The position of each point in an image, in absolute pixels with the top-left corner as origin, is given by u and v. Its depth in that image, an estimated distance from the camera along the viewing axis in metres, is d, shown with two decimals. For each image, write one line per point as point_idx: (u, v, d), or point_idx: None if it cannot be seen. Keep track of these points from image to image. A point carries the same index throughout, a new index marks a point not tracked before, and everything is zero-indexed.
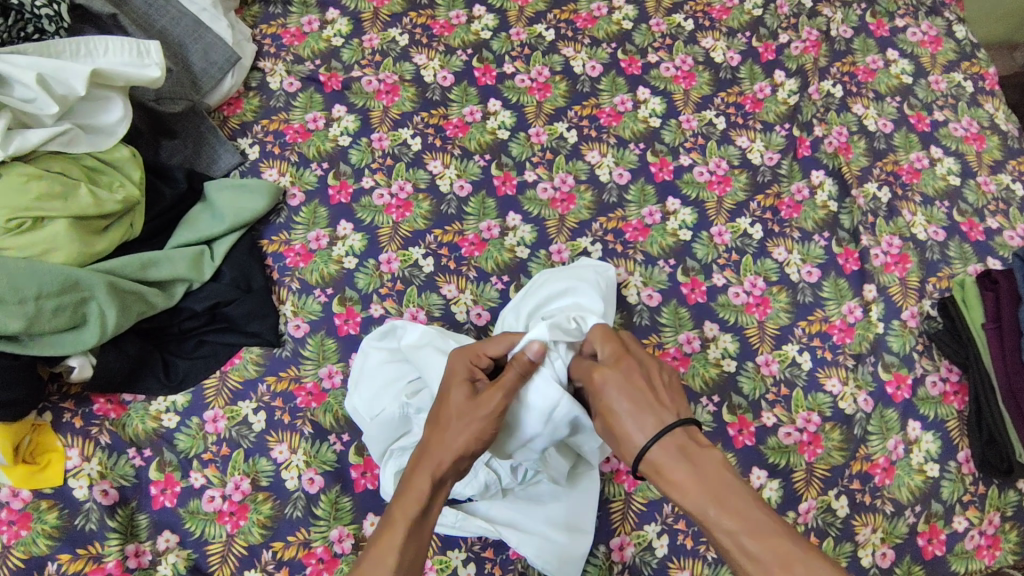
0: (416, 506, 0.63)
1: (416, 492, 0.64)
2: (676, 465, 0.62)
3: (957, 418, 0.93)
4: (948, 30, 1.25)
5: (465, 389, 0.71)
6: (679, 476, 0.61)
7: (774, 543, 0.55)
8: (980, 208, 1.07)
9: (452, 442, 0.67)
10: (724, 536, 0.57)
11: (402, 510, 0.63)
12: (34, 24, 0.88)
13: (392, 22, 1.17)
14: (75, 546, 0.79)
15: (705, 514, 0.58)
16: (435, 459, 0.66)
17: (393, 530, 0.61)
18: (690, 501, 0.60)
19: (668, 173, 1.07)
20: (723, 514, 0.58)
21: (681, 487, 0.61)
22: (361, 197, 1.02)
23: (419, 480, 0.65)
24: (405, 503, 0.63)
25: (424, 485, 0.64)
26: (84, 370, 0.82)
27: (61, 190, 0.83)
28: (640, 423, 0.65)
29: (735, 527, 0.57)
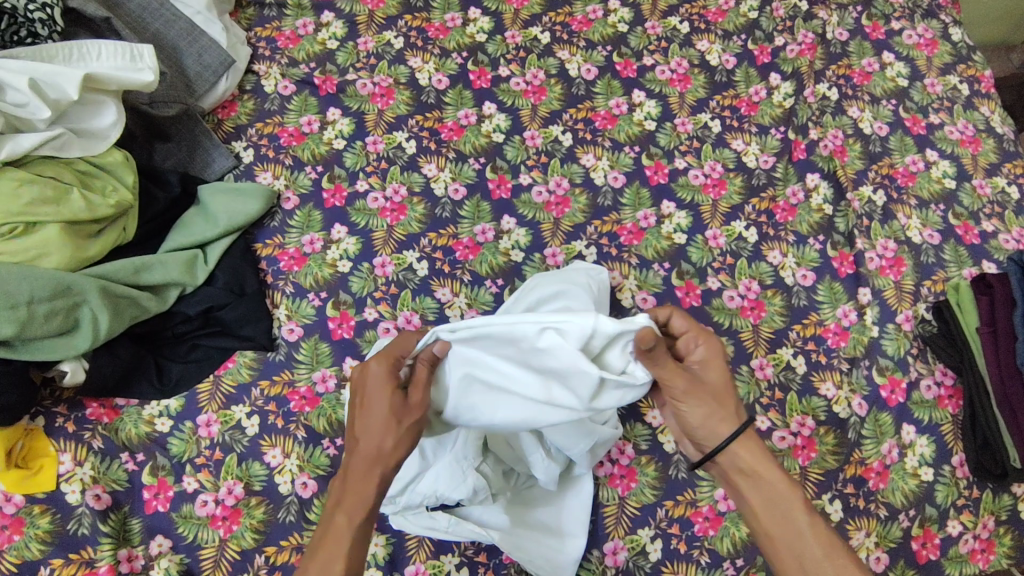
0: (359, 511, 0.64)
1: (360, 494, 0.65)
2: (762, 454, 0.69)
3: (951, 423, 0.93)
4: (944, 32, 1.25)
5: (388, 394, 0.66)
6: (769, 465, 0.69)
7: (838, 543, 0.65)
8: (975, 211, 1.07)
9: (387, 444, 0.65)
10: (802, 521, 0.66)
11: (345, 513, 0.64)
12: (27, 28, 0.88)
13: (387, 25, 1.17)
14: (67, 550, 0.79)
15: (792, 501, 0.67)
16: (374, 466, 0.65)
17: (336, 538, 0.63)
18: (777, 485, 0.68)
19: (663, 176, 1.07)
20: (806, 509, 0.67)
21: (768, 473, 0.68)
22: (356, 200, 1.02)
23: (364, 485, 0.65)
24: (348, 511, 0.64)
25: (370, 491, 0.65)
26: (77, 375, 0.82)
27: (53, 195, 0.82)
28: (734, 403, 0.71)
29: (815, 521, 0.66)
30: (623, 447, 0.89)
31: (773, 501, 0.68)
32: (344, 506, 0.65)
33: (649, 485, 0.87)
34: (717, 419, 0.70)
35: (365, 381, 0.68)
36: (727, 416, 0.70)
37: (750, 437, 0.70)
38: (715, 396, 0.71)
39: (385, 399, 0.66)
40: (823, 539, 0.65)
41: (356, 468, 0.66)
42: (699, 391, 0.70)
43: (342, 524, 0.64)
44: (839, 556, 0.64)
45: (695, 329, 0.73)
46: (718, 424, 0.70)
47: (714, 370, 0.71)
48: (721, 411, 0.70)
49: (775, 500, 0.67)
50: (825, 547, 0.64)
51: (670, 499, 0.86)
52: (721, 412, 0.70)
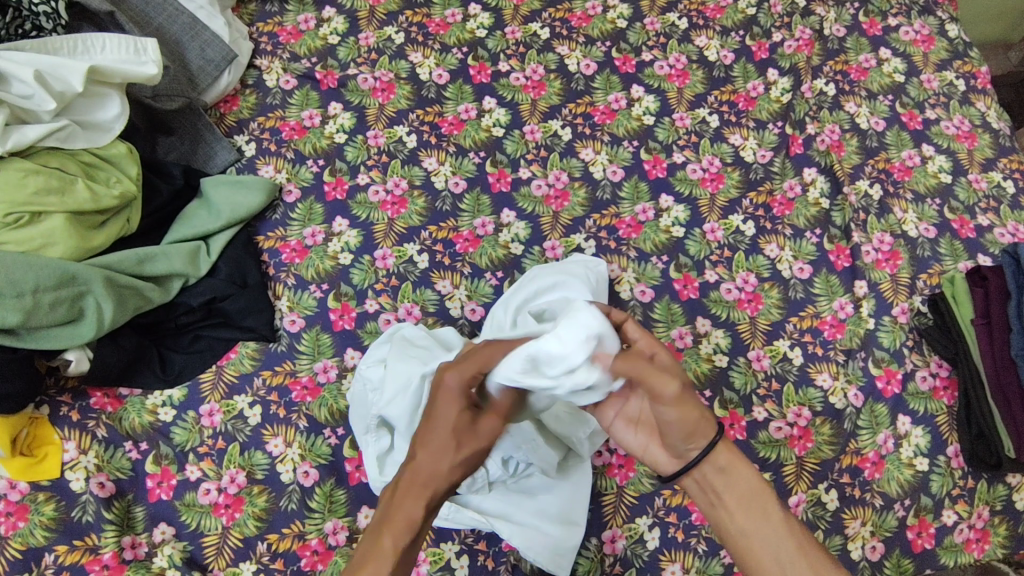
0: (406, 531, 0.54)
1: (406, 517, 0.55)
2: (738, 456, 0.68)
3: (947, 414, 0.94)
4: (940, 29, 1.26)
5: (459, 406, 0.59)
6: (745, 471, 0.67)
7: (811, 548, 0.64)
8: (971, 205, 1.08)
9: (443, 466, 0.56)
10: (777, 518, 0.65)
11: (391, 533, 0.54)
12: (32, 21, 0.89)
13: (388, 21, 1.18)
14: (72, 537, 0.79)
15: (770, 500, 0.66)
16: (429, 482, 0.56)
17: (377, 560, 0.53)
18: (756, 486, 0.67)
19: (661, 170, 1.08)
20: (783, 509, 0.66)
21: (746, 473, 0.67)
22: (357, 193, 1.03)
23: (413, 503, 0.55)
24: (395, 531, 0.54)
25: (415, 510, 0.55)
26: (81, 364, 0.83)
27: (58, 185, 0.83)
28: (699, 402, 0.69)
29: (789, 519, 0.66)
30: None
31: (750, 500, 0.66)
32: (391, 524, 0.55)
33: (646, 474, 0.88)
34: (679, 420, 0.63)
35: (436, 388, 0.61)
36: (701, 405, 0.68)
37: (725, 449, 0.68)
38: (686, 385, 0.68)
39: (453, 410, 0.58)
40: (798, 538, 0.64)
41: (405, 483, 0.56)
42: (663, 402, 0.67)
43: (386, 551, 0.54)
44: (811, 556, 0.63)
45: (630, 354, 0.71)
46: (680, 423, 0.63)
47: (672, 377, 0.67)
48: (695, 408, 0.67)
49: (752, 496, 0.66)
50: (799, 545, 0.64)
51: (668, 488, 0.87)
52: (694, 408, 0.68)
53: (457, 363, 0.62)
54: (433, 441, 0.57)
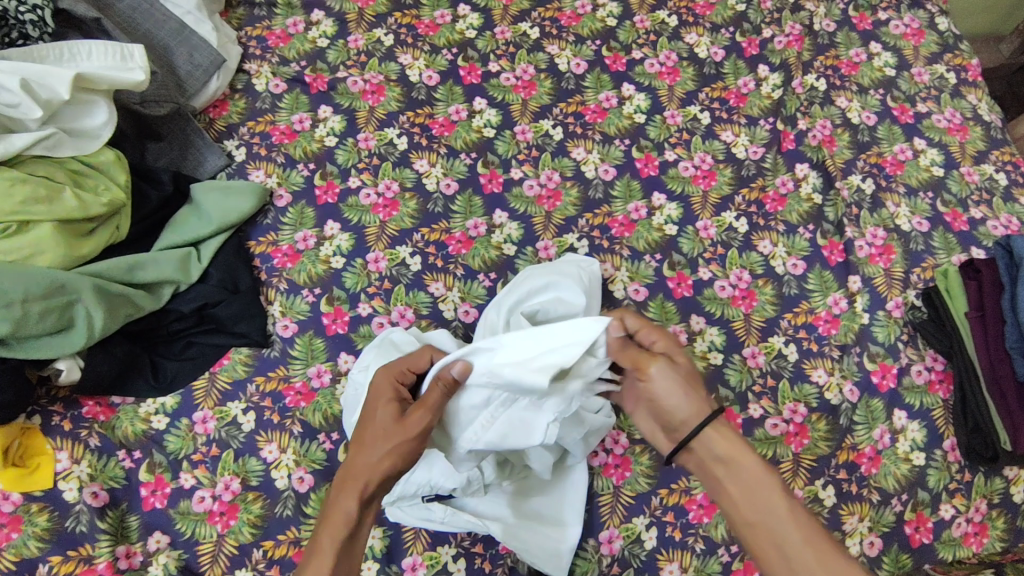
0: (344, 523, 0.64)
1: (342, 511, 0.65)
2: (736, 442, 0.70)
3: (943, 407, 0.93)
4: (930, 22, 1.26)
5: (385, 407, 0.71)
6: (746, 455, 0.69)
7: (819, 533, 0.63)
8: (963, 198, 1.08)
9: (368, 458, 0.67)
10: (780, 508, 0.65)
11: (330, 530, 0.64)
12: (18, 29, 0.89)
13: (377, 23, 1.17)
14: (66, 548, 0.79)
15: (765, 486, 0.66)
16: (356, 475, 0.66)
17: (321, 554, 0.62)
18: (753, 472, 0.68)
19: (653, 168, 1.08)
20: (788, 501, 0.65)
21: (744, 458, 0.69)
22: (348, 197, 1.03)
23: (345, 496, 0.65)
24: (334, 527, 0.64)
25: (350, 506, 0.65)
26: (72, 373, 0.82)
27: (45, 194, 0.83)
28: (703, 393, 0.73)
29: (792, 505, 0.65)
30: (617, 437, 0.90)
31: (749, 487, 0.67)
32: (330, 521, 0.64)
33: (642, 474, 0.88)
34: (685, 409, 0.72)
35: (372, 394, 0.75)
36: (692, 407, 0.72)
37: (722, 425, 0.71)
38: (684, 381, 0.74)
39: (384, 411, 0.71)
40: (801, 530, 0.63)
41: (341, 480, 0.67)
42: (674, 382, 0.74)
43: (327, 544, 0.63)
44: (817, 540, 0.62)
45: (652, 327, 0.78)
46: (687, 412, 0.72)
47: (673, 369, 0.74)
48: (694, 395, 0.73)
49: (749, 485, 0.67)
50: (809, 542, 0.62)
51: (664, 487, 0.87)
52: (695, 396, 0.73)
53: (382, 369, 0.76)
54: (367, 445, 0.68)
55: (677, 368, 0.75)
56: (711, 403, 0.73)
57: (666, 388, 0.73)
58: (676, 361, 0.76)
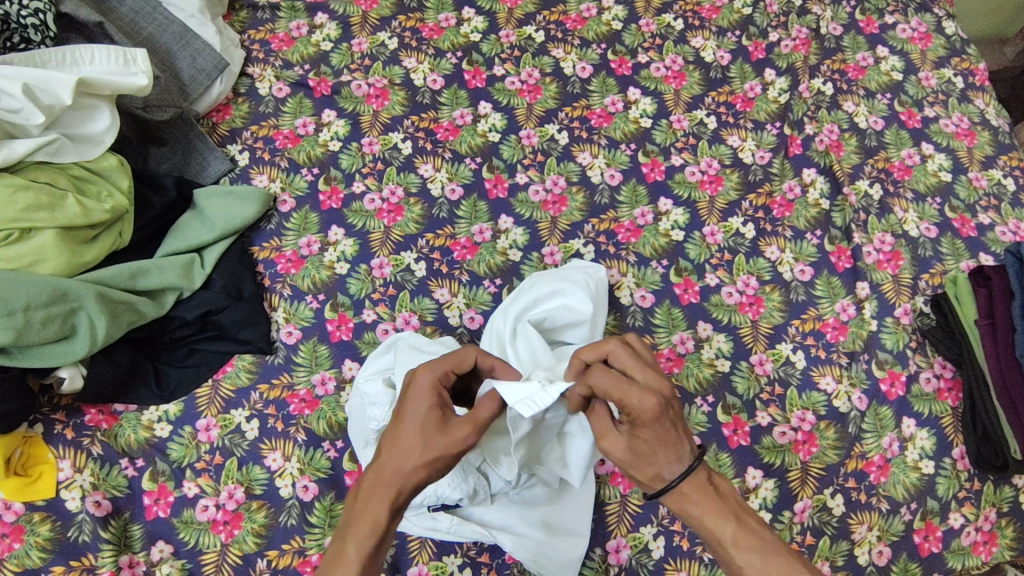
0: (371, 534, 0.60)
1: (370, 518, 0.60)
2: (694, 502, 0.65)
3: (952, 415, 0.93)
4: (937, 26, 1.25)
5: (423, 407, 0.63)
6: (695, 507, 0.65)
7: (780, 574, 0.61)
8: (971, 204, 1.07)
9: (406, 464, 0.61)
10: (740, 561, 0.63)
11: (356, 538, 0.60)
12: (20, 33, 0.88)
13: (381, 26, 1.17)
14: (68, 558, 0.78)
15: (722, 543, 0.64)
16: (392, 481, 0.61)
17: (345, 564, 0.59)
18: (707, 531, 0.65)
19: (660, 173, 1.07)
20: (742, 548, 0.63)
21: (700, 520, 0.65)
22: (353, 202, 1.02)
23: (376, 502, 0.60)
24: (359, 534, 0.60)
25: (380, 513, 0.60)
26: (75, 382, 0.81)
27: (48, 201, 0.82)
28: (658, 463, 0.64)
29: (752, 557, 0.62)
30: None
31: (713, 545, 0.65)
32: (356, 528, 0.60)
33: None
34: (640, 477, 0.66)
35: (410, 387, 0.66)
36: (651, 472, 0.65)
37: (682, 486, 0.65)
38: (635, 461, 0.65)
39: (423, 410, 0.63)
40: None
41: (370, 480, 0.62)
42: (619, 456, 0.66)
43: (352, 554, 0.59)
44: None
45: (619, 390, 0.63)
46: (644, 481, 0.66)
47: (635, 438, 0.64)
48: (643, 467, 0.65)
49: (712, 542, 0.65)
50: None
51: None
52: (645, 470, 0.65)
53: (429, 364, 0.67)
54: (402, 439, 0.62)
55: (636, 432, 0.64)
56: (668, 472, 0.65)
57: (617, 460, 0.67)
58: (636, 432, 0.64)
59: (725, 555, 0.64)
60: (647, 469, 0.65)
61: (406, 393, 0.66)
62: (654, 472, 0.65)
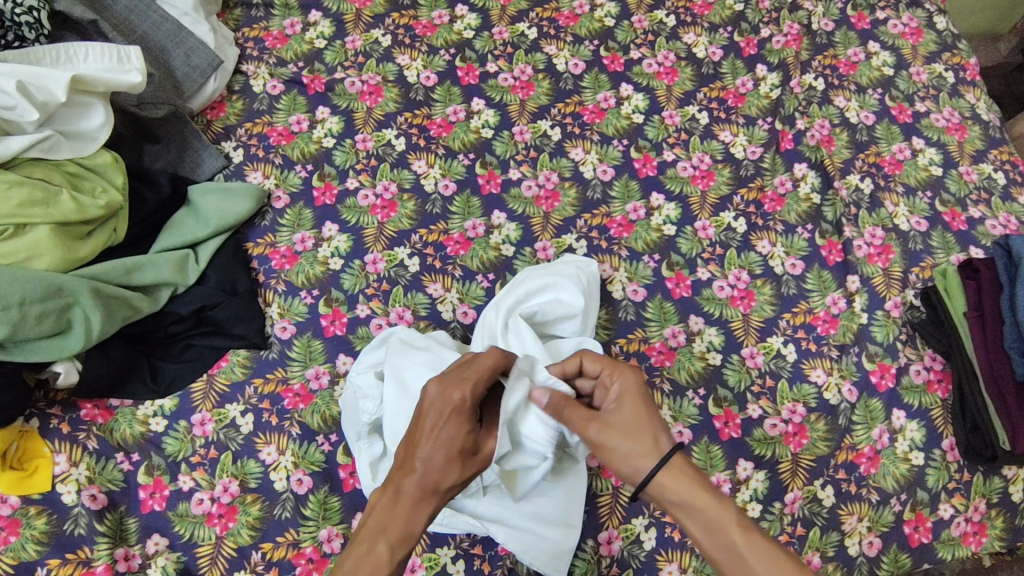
0: (406, 540, 0.59)
1: (407, 528, 0.59)
2: (690, 481, 0.64)
3: (942, 407, 0.93)
4: (929, 21, 1.26)
5: (456, 425, 0.63)
6: (696, 486, 0.64)
7: (782, 557, 0.59)
8: (962, 197, 1.08)
9: (449, 478, 0.62)
10: (740, 543, 0.61)
11: (389, 541, 0.58)
12: (15, 31, 0.89)
13: (375, 23, 1.17)
14: (64, 551, 0.79)
15: (725, 522, 0.61)
16: (431, 495, 0.61)
17: (378, 567, 0.57)
18: (709, 509, 0.62)
19: (652, 169, 1.08)
20: (743, 529, 0.61)
21: (699, 498, 0.63)
22: (346, 198, 1.02)
23: (415, 513, 0.60)
24: (393, 541, 0.58)
25: (418, 522, 0.60)
26: (70, 376, 0.82)
27: (42, 197, 0.83)
28: (655, 433, 0.67)
29: (753, 538, 0.61)
30: None
31: (712, 528, 0.62)
32: (389, 534, 0.58)
33: None
34: (636, 450, 0.66)
35: (439, 400, 0.64)
36: (648, 445, 0.66)
37: (679, 464, 0.66)
38: (629, 430, 0.67)
39: (458, 431, 0.63)
40: (766, 557, 0.59)
41: (407, 494, 0.60)
42: (612, 431, 0.68)
43: (384, 557, 0.58)
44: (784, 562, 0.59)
45: (608, 368, 0.73)
46: (641, 454, 0.66)
47: (628, 408, 0.69)
48: (638, 438, 0.67)
49: (712, 522, 0.62)
50: (771, 568, 0.59)
51: None
52: (640, 439, 0.67)
53: (467, 382, 0.65)
54: (433, 457, 0.61)
55: (628, 405, 0.69)
56: (661, 444, 0.67)
57: (610, 438, 0.67)
58: (623, 400, 0.70)
59: (724, 537, 0.61)
60: (640, 442, 0.67)
61: (433, 404, 0.64)
62: (653, 442, 0.66)
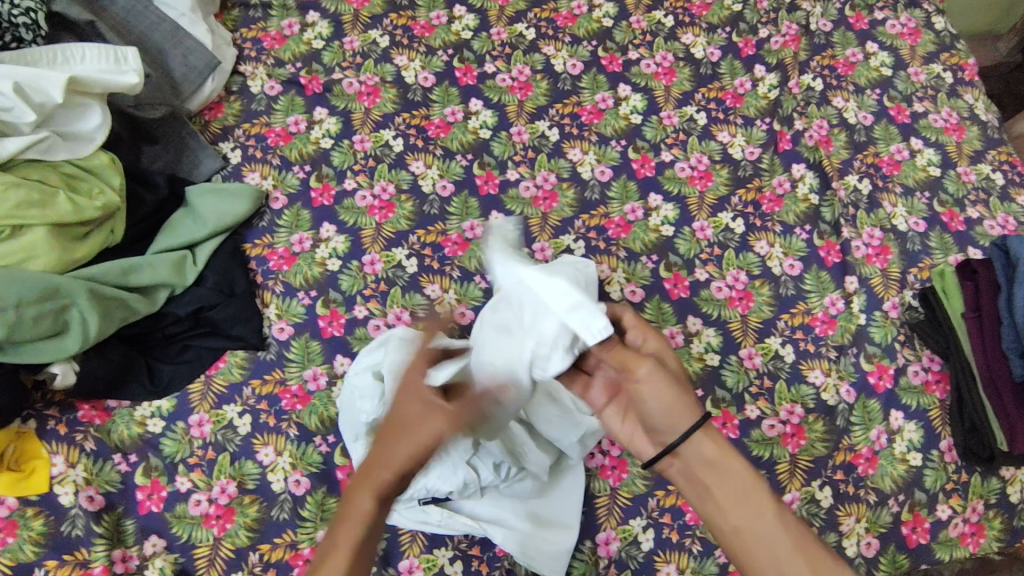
0: (356, 526, 0.56)
1: (355, 513, 0.57)
2: (726, 455, 0.64)
3: (940, 408, 0.93)
4: (927, 22, 1.26)
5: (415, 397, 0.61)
6: (735, 462, 0.63)
7: (807, 540, 0.61)
8: (960, 198, 1.08)
9: (388, 452, 0.58)
10: (772, 521, 0.61)
11: (343, 530, 0.57)
12: (12, 33, 0.88)
13: (373, 24, 1.17)
14: (61, 552, 0.79)
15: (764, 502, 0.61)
16: (370, 477, 0.58)
17: (334, 557, 0.56)
18: (748, 484, 0.62)
19: (650, 169, 1.08)
20: (778, 508, 0.61)
21: (736, 466, 0.63)
22: (344, 199, 1.02)
23: (357, 497, 0.57)
24: (347, 528, 0.57)
25: (364, 502, 0.57)
26: (67, 377, 0.82)
27: (39, 199, 0.83)
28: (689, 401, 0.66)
29: (785, 518, 0.61)
30: (614, 438, 0.89)
31: (740, 495, 0.62)
32: (343, 523, 0.57)
33: (640, 475, 0.88)
34: (674, 412, 0.65)
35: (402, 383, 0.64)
36: (686, 412, 0.65)
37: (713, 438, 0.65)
38: (673, 388, 0.66)
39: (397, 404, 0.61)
40: (794, 538, 0.60)
41: (357, 480, 0.59)
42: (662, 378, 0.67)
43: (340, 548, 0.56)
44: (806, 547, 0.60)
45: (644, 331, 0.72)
46: (677, 418, 0.65)
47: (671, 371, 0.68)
48: (681, 402, 0.65)
49: (742, 490, 0.62)
50: (798, 547, 0.60)
51: (662, 489, 0.87)
52: (681, 402, 0.65)
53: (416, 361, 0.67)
54: (383, 444, 0.59)
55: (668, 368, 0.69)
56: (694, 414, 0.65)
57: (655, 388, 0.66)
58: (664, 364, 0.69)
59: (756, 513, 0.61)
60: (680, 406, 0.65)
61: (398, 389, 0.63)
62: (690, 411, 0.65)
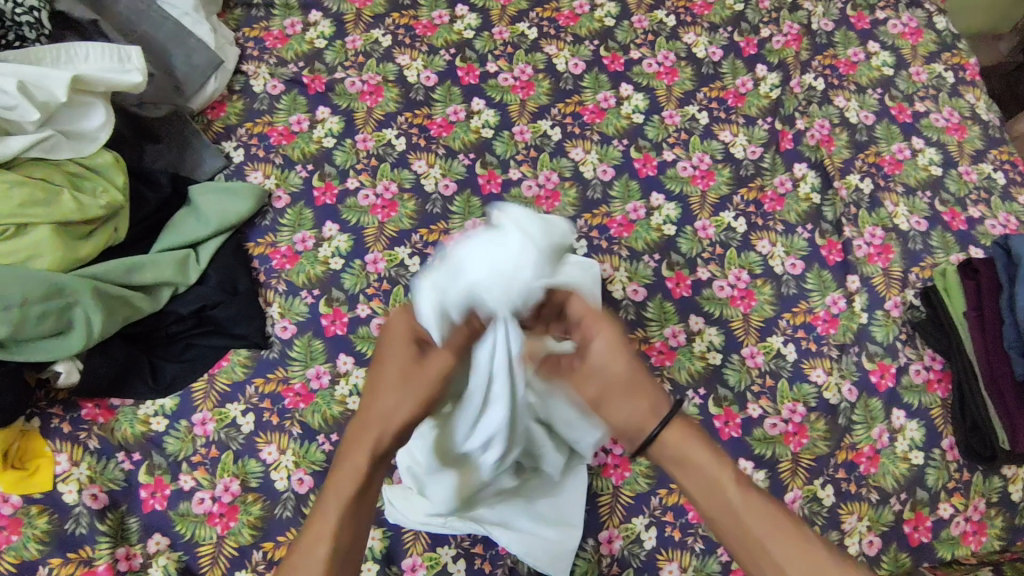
0: (351, 483, 0.63)
1: (352, 469, 0.64)
2: (686, 438, 0.64)
3: (941, 406, 0.93)
4: (928, 21, 1.26)
5: (403, 359, 0.66)
6: (695, 446, 0.63)
7: (781, 518, 0.60)
8: (961, 197, 1.08)
9: (389, 409, 0.65)
10: (736, 499, 0.61)
11: (336, 486, 0.63)
12: (15, 31, 0.89)
13: (375, 23, 1.17)
14: (65, 550, 0.79)
15: (725, 482, 0.61)
16: (370, 432, 0.65)
17: (324, 515, 0.62)
18: (708, 468, 0.62)
19: (652, 168, 1.08)
20: (741, 485, 0.61)
21: (699, 455, 0.63)
22: (346, 198, 1.03)
23: (357, 455, 0.64)
24: (341, 484, 0.63)
25: (360, 462, 0.64)
26: (71, 376, 0.82)
27: (43, 197, 0.83)
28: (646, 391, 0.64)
29: (749, 496, 0.61)
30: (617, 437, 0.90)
31: (707, 485, 0.62)
32: (339, 476, 0.64)
33: (642, 474, 0.88)
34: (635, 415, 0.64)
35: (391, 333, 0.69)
36: (643, 411, 0.64)
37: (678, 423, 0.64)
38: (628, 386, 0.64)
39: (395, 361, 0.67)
40: (764, 517, 0.60)
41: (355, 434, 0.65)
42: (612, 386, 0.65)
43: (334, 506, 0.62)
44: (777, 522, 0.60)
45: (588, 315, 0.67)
46: (639, 417, 0.64)
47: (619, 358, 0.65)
48: (636, 402, 0.64)
49: (707, 484, 0.62)
50: (767, 525, 0.60)
51: (664, 487, 0.87)
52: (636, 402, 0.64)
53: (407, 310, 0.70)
54: (382, 402, 0.65)
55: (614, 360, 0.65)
56: (661, 405, 0.64)
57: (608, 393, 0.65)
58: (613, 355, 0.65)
59: (721, 496, 0.62)
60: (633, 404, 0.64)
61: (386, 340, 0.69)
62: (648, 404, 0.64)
